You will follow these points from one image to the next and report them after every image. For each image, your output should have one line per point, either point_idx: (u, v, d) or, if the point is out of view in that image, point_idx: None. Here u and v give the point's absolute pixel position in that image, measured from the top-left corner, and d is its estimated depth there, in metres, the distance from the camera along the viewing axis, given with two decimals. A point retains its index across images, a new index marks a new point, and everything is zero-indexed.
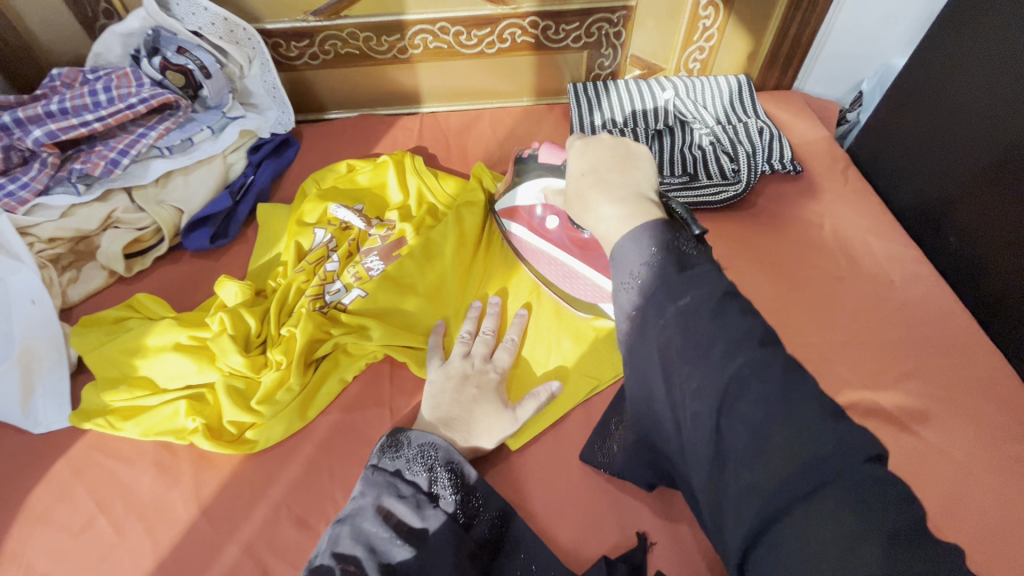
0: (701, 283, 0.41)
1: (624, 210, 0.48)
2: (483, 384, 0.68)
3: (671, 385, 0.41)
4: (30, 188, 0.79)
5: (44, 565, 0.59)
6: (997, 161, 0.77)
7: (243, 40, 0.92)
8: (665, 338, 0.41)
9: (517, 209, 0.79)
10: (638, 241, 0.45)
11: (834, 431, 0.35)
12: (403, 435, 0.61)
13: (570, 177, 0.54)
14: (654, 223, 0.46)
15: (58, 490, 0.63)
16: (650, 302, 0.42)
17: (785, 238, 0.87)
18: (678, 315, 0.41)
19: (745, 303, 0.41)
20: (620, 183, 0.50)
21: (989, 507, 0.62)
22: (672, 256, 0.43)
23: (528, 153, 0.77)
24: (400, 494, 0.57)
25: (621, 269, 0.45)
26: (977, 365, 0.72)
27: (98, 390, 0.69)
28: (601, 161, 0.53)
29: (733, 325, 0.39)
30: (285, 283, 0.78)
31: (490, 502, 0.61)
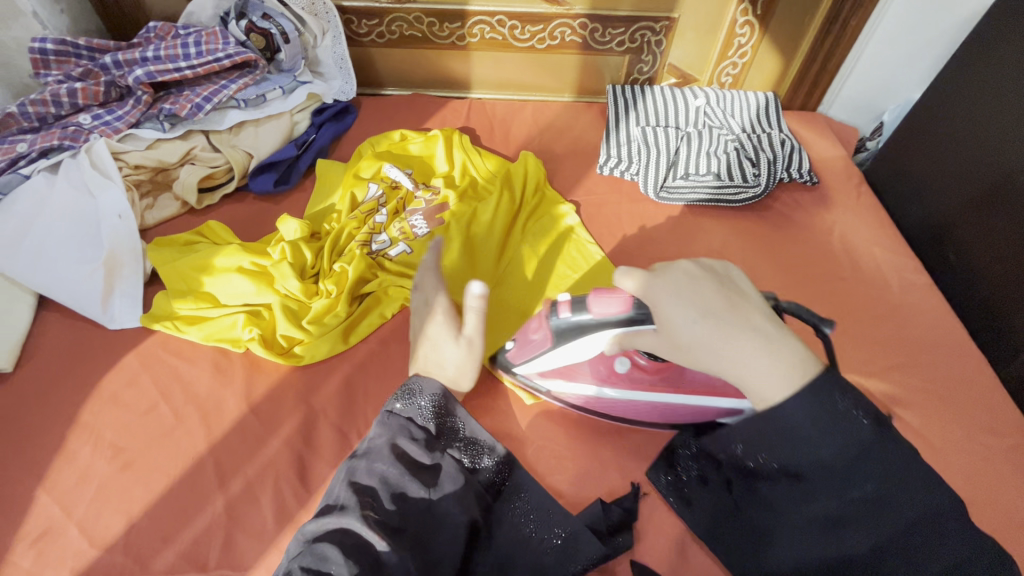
0: (851, 441, 0.44)
1: (771, 363, 0.47)
2: (432, 329, 0.67)
3: (836, 532, 0.45)
4: (123, 120, 0.89)
5: (112, 437, 0.67)
6: (999, 188, 0.84)
7: (321, 14, 1.04)
8: (819, 500, 0.45)
9: (558, 370, 0.69)
10: (805, 404, 0.45)
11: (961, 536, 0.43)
12: (417, 382, 0.61)
13: (672, 321, 0.51)
14: (814, 379, 0.46)
15: (128, 378, 0.71)
16: (812, 475, 0.46)
17: (797, 240, 0.94)
18: (831, 482, 0.45)
19: (885, 443, 0.44)
20: (733, 322, 0.49)
21: (957, 486, 0.68)
22: (843, 415, 0.45)
23: (568, 309, 0.62)
24: (413, 438, 0.58)
25: (778, 428, 0.46)
26: (962, 366, 0.78)
27: (167, 299, 0.78)
28: (704, 300, 0.50)
29: (870, 479, 0.44)
30: (339, 227, 0.86)
31: (493, 448, 0.64)
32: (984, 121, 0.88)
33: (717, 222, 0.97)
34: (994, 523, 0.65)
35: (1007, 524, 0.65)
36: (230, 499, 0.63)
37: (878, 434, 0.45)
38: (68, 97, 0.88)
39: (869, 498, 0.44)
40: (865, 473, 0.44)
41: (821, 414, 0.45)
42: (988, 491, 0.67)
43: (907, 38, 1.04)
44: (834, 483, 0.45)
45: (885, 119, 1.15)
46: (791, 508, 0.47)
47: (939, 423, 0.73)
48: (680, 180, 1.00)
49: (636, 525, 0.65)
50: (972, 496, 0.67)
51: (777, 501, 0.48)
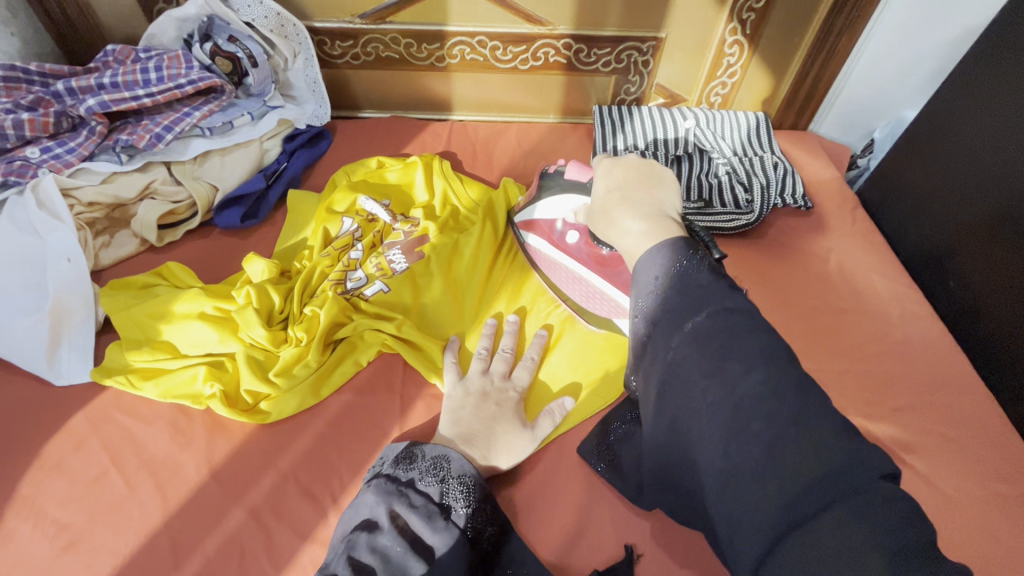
0: (720, 303, 0.43)
1: (646, 224, 0.49)
2: (503, 403, 0.68)
3: (695, 401, 0.40)
4: (76, 153, 0.83)
5: (55, 512, 0.60)
6: (1003, 219, 0.81)
7: (291, 35, 0.97)
8: (676, 360, 0.42)
9: (538, 223, 0.80)
10: (656, 258, 0.47)
11: (833, 446, 0.36)
12: (417, 448, 0.62)
13: (596, 197, 0.57)
14: (675, 240, 0.47)
15: (75, 442, 0.65)
16: (667, 322, 0.44)
17: (794, 269, 0.91)
18: (692, 335, 0.42)
19: (759, 317, 0.42)
20: (644, 200, 0.52)
21: (973, 540, 0.64)
22: (689, 268, 0.45)
23: (555, 168, 0.80)
24: (411, 504, 0.56)
25: (641, 288, 0.47)
26: (971, 406, 0.74)
27: (122, 350, 0.72)
28: (626, 179, 0.55)
29: (774, 380, 0.38)
30: (310, 265, 0.81)
31: (496, 518, 0.60)
32: (981, 148, 0.85)
33: None
34: None
35: None
36: None
37: (748, 305, 0.42)
38: (14, 128, 0.82)
39: (727, 356, 0.40)
40: (726, 333, 0.41)
41: (676, 275, 0.45)
42: (1006, 544, 0.63)
43: (898, 57, 1.02)
44: (693, 338, 0.42)
45: (876, 136, 1.13)
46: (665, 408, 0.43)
47: (950, 470, 0.69)
48: None
49: None
50: (989, 553, 0.63)
51: (646, 371, 0.46)
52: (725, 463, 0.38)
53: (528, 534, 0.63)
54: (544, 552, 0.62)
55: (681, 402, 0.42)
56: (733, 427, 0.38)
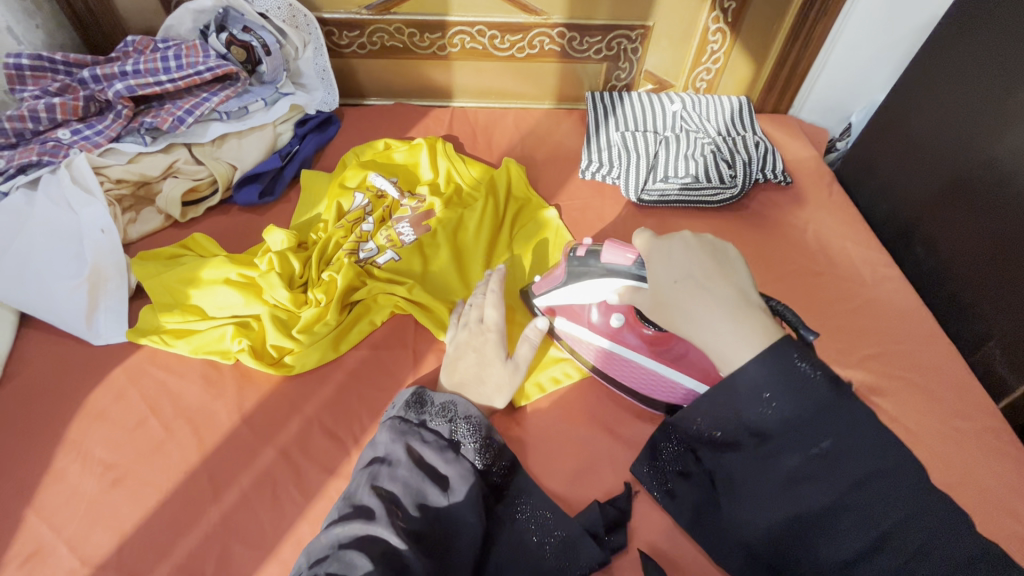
0: (842, 421, 0.44)
1: (737, 329, 0.47)
2: (483, 346, 0.71)
3: (822, 512, 0.44)
4: (104, 134, 0.89)
5: (101, 454, 0.66)
6: (963, 186, 0.88)
7: (302, 26, 1.04)
8: (799, 476, 0.45)
9: (567, 308, 0.76)
10: (767, 365, 0.45)
11: (955, 541, 0.41)
12: (426, 394, 0.67)
13: (660, 284, 0.54)
14: (776, 344, 0.46)
15: (115, 393, 0.71)
16: (785, 437, 0.45)
17: (775, 238, 0.98)
18: (818, 456, 0.44)
19: (864, 419, 0.44)
20: (727, 292, 0.49)
21: (933, 468, 0.71)
22: (810, 381, 0.44)
23: (584, 252, 0.70)
24: (425, 440, 0.62)
25: (740, 392, 0.46)
26: (934, 354, 0.82)
27: (153, 312, 0.77)
28: (697, 264, 0.51)
29: (863, 456, 0.44)
30: (325, 237, 0.87)
31: (501, 452, 0.66)
32: (942, 123, 0.93)
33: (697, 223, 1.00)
34: (968, 501, 0.68)
35: (981, 502, 0.68)
36: (226, 510, 0.62)
37: (868, 414, 0.44)
38: (46, 112, 0.87)
39: (860, 481, 0.43)
40: (835, 442, 0.44)
41: (788, 379, 0.44)
42: (962, 472, 0.71)
43: (869, 43, 1.09)
44: (819, 458, 0.44)
45: (853, 119, 1.21)
46: (778, 501, 0.46)
47: (914, 409, 0.76)
48: (659, 182, 1.03)
49: (630, 523, 0.65)
50: (947, 478, 0.70)
51: (744, 464, 0.49)
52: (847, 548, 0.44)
53: (534, 469, 0.69)
54: (548, 484, 0.68)
55: (797, 508, 0.46)
56: (850, 514, 0.43)
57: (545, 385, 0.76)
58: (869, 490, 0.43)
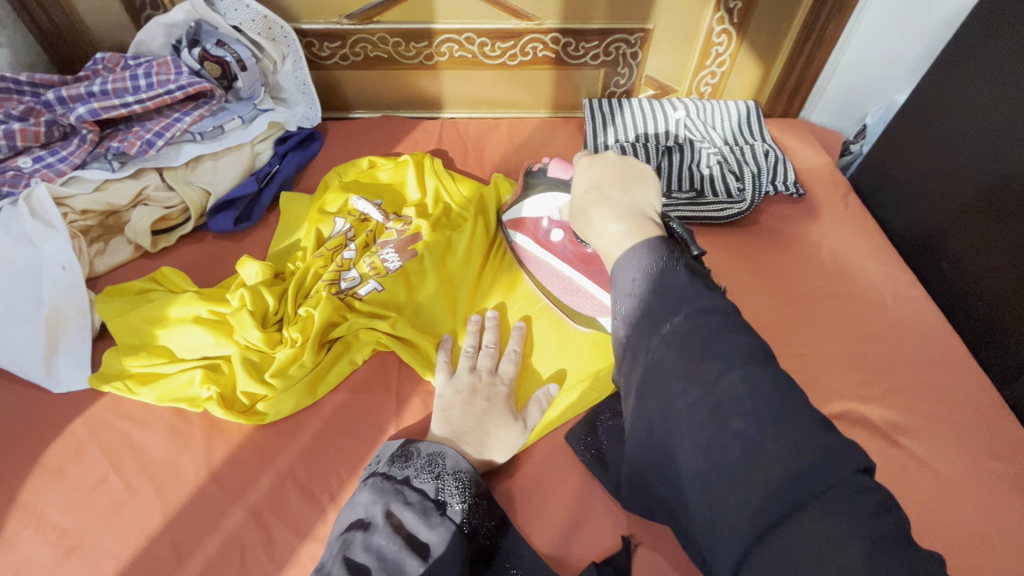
0: (694, 304, 0.45)
1: (620, 225, 0.52)
2: (492, 397, 0.68)
3: (676, 399, 0.42)
4: (67, 161, 0.83)
5: (56, 517, 0.61)
6: (995, 199, 0.80)
7: (279, 38, 0.97)
8: (661, 367, 0.44)
9: (523, 222, 0.80)
10: (636, 259, 0.49)
11: (816, 443, 0.37)
12: (413, 446, 0.62)
13: (575, 194, 0.59)
14: (651, 241, 0.49)
15: (75, 448, 0.66)
16: (646, 324, 0.46)
17: (787, 256, 0.91)
18: (670, 335, 0.44)
19: (732, 319, 0.44)
20: (619, 197, 0.55)
21: (968, 520, 0.64)
22: (669, 272, 0.47)
23: (539, 166, 0.81)
24: (407, 501, 0.56)
25: (620, 287, 0.49)
26: (965, 387, 0.75)
27: (118, 356, 0.72)
28: (603, 177, 0.57)
29: (732, 356, 0.41)
30: (304, 266, 0.81)
31: (493, 511, 0.60)
32: (969, 128, 0.85)
33: (703, 240, 0.93)
34: (1008, 559, 0.61)
35: None
36: None
37: (724, 304, 0.45)
38: (5, 139, 0.82)
39: (721, 369, 0.40)
40: (703, 336, 0.43)
41: (651, 271, 0.48)
42: (1001, 523, 0.64)
43: (887, 41, 1.02)
44: (671, 336, 0.44)
45: (868, 121, 1.13)
46: (647, 402, 0.45)
47: (945, 450, 0.69)
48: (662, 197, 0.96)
49: None
50: (984, 532, 0.63)
51: (630, 369, 0.48)
52: (706, 461, 0.39)
53: (526, 526, 0.63)
54: (542, 542, 0.62)
55: (661, 398, 0.44)
56: (713, 421, 0.39)
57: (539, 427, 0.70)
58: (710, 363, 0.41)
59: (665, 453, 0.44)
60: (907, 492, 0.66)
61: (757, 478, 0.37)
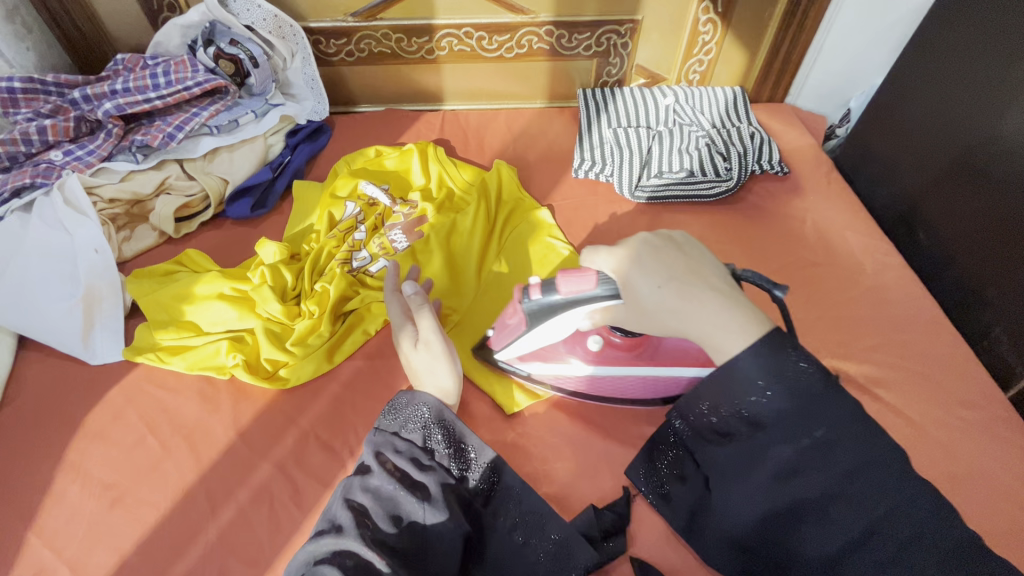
0: (830, 410, 0.46)
1: (734, 317, 0.49)
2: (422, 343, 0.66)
3: (804, 495, 0.47)
4: (95, 154, 0.89)
5: (100, 474, 0.66)
6: (966, 171, 0.85)
7: (289, 36, 1.03)
8: (793, 464, 0.47)
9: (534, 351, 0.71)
10: (759, 357, 0.47)
11: (942, 523, 0.43)
12: (399, 399, 0.62)
13: (637, 289, 0.54)
14: (770, 331, 0.48)
15: (113, 413, 0.71)
16: (779, 428, 0.47)
17: (772, 230, 0.96)
18: (809, 446, 0.46)
19: (858, 413, 0.46)
20: (701, 283, 0.52)
21: (939, 462, 0.69)
22: (805, 377, 0.47)
23: (537, 292, 0.62)
24: (398, 449, 0.58)
25: (732, 380, 0.48)
26: (938, 344, 0.80)
27: (149, 330, 0.78)
28: (667, 267, 0.52)
29: (855, 443, 0.45)
30: (318, 247, 0.86)
31: (481, 455, 0.63)
32: (942, 104, 0.90)
33: (693, 218, 0.99)
34: (975, 495, 0.67)
35: (988, 494, 0.67)
36: (223, 526, 0.62)
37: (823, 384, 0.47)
38: (38, 135, 0.88)
39: (854, 468, 0.45)
40: (842, 439, 0.46)
41: (782, 372, 0.47)
42: (969, 464, 0.69)
43: (865, 27, 1.07)
44: (810, 448, 0.46)
45: (852, 105, 1.19)
46: (768, 487, 0.48)
47: (919, 401, 0.74)
48: (653, 178, 1.02)
49: (629, 528, 0.65)
50: (954, 472, 0.68)
51: (741, 458, 0.50)
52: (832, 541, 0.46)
53: (529, 476, 0.69)
54: (545, 490, 0.67)
55: (791, 496, 0.47)
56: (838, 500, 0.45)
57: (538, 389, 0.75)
58: (859, 478, 0.45)
59: (771, 526, 0.49)
60: None
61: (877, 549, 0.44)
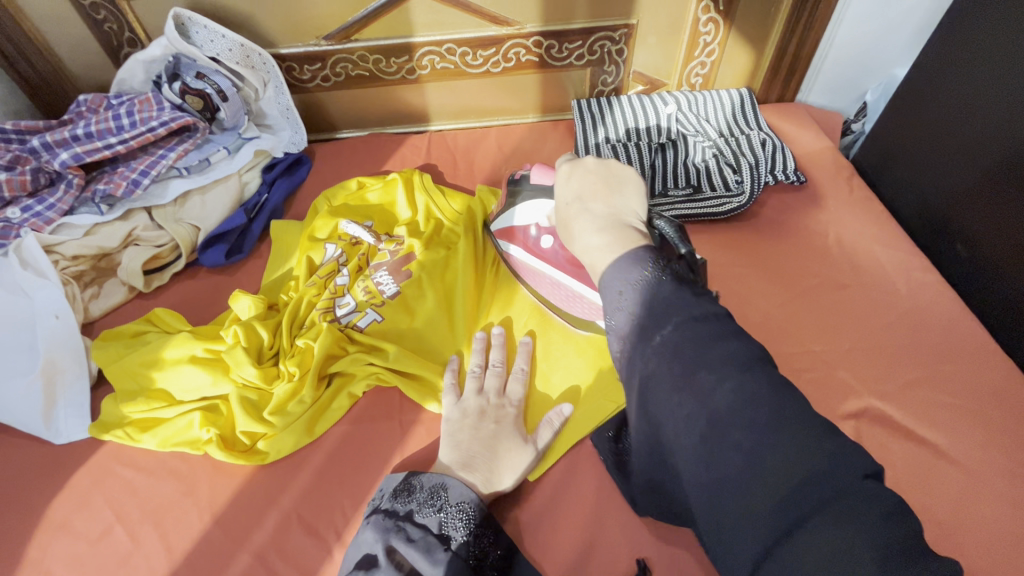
0: (683, 315, 0.42)
1: (604, 237, 0.52)
2: (501, 420, 0.67)
3: (669, 407, 0.41)
4: (55, 209, 0.82)
5: (63, 573, 0.60)
6: (1010, 177, 0.77)
7: (258, 65, 0.96)
8: (648, 374, 0.43)
9: (508, 228, 0.78)
10: (620, 268, 0.48)
11: (807, 442, 0.36)
12: (415, 479, 0.61)
13: (560, 205, 0.59)
14: (637, 250, 0.49)
15: (78, 500, 0.65)
16: (637, 338, 0.44)
17: (792, 248, 0.88)
18: (664, 350, 0.42)
19: (728, 327, 0.42)
20: (602, 208, 0.55)
21: (1001, 516, 0.61)
22: (655, 281, 0.46)
23: (520, 175, 0.77)
24: (409, 538, 0.55)
25: (607, 291, 0.48)
26: (988, 375, 0.71)
27: (116, 403, 0.71)
28: (586, 189, 0.57)
29: (708, 341, 0.41)
30: (297, 296, 0.80)
31: (501, 541, 0.59)
32: (977, 99, 0.81)
33: (704, 238, 0.91)
34: None
35: None
36: None
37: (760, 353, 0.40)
38: None
39: (696, 365, 0.40)
40: (694, 343, 0.41)
41: (737, 355, 0.39)
42: None
43: (881, 16, 0.98)
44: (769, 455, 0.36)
45: (868, 98, 1.10)
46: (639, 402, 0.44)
47: (971, 443, 0.66)
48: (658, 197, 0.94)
49: None
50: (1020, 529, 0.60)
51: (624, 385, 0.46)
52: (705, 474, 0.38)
53: (536, 554, 0.61)
54: (555, 570, 0.60)
55: (655, 409, 0.42)
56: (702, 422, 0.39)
57: (554, 449, 0.68)
58: (701, 375, 0.39)
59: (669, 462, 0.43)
60: (935, 491, 0.63)
61: (757, 492, 0.35)
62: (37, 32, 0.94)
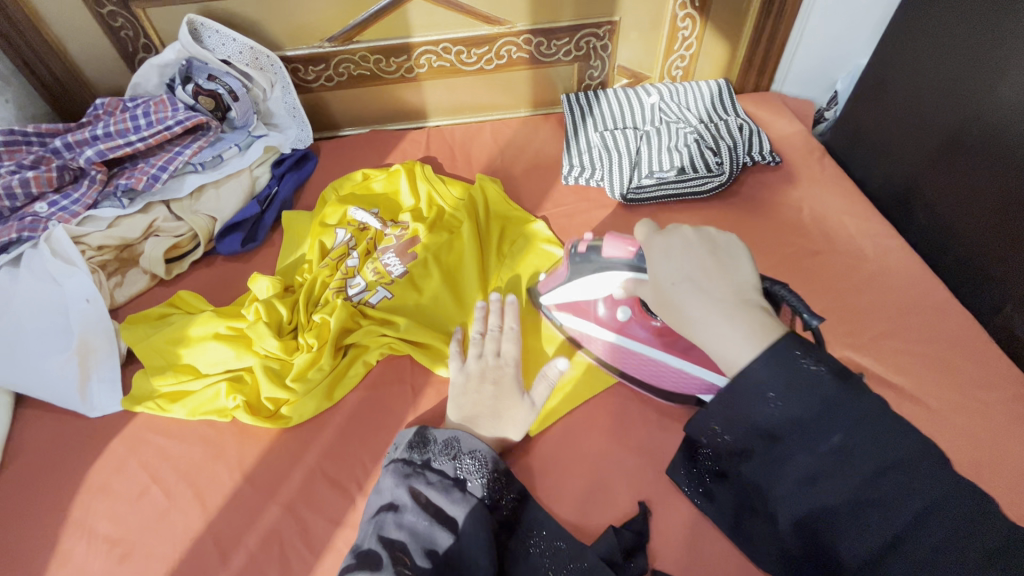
0: (829, 400, 0.43)
1: (737, 328, 0.46)
2: (501, 378, 0.70)
3: (828, 497, 0.43)
4: (81, 203, 0.88)
5: (106, 530, 0.65)
6: (961, 149, 0.84)
7: (266, 66, 1.02)
8: (811, 473, 0.43)
9: (574, 304, 0.78)
10: (769, 364, 0.44)
11: (947, 503, 0.40)
12: (428, 432, 0.66)
13: (659, 282, 0.53)
14: (779, 342, 0.45)
15: (116, 465, 0.70)
16: (792, 438, 0.44)
17: (770, 222, 0.95)
18: (829, 454, 0.43)
19: (867, 405, 0.43)
20: (721, 290, 0.49)
21: (962, 447, 0.67)
22: (808, 376, 0.43)
23: (585, 248, 0.72)
24: (429, 482, 0.61)
25: (742, 391, 0.45)
26: (950, 326, 0.78)
27: (146, 377, 0.76)
28: (695, 266, 0.51)
29: (854, 435, 0.42)
30: (311, 277, 0.86)
31: (511, 483, 0.64)
32: (929, 80, 0.89)
33: (688, 215, 0.97)
34: (1004, 479, 0.65)
35: (1016, 477, 0.65)
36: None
37: (851, 390, 0.43)
38: (22, 188, 0.87)
39: (867, 468, 0.41)
40: (847, 436, 0.42)
41: (794, 385, 0.43)
42: (993, 447, 0.67)
43: (844, 10, 1.06)
44: (830, 455, 0.43)
45: (838, 88, 1.18)
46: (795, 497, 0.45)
47: (936, 386, 0.73)
48: (644, 179, 1.01)
49: (651, 545, 0.63)
50: (979, 457, 0.67)
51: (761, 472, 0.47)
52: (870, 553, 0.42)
53: (543, 497, 0.67)
54: (561, 510, 0.66)
55: (821, 506, 0.43)
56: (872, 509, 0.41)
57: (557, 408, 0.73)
58: (859, 469, 0.42)
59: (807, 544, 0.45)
60: None
61: (920, 563, 0.39)
62: (56, 39, 0.99)
